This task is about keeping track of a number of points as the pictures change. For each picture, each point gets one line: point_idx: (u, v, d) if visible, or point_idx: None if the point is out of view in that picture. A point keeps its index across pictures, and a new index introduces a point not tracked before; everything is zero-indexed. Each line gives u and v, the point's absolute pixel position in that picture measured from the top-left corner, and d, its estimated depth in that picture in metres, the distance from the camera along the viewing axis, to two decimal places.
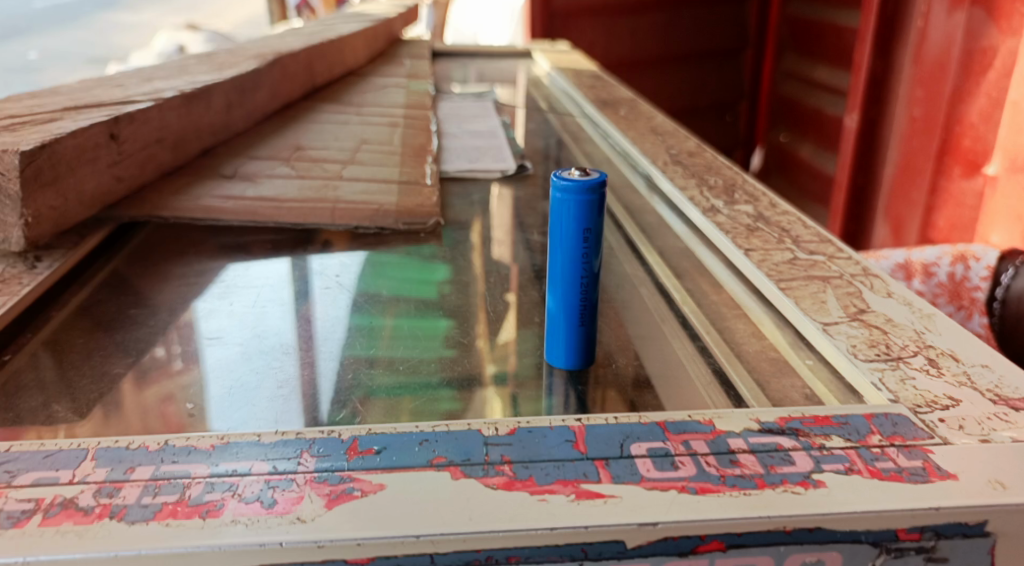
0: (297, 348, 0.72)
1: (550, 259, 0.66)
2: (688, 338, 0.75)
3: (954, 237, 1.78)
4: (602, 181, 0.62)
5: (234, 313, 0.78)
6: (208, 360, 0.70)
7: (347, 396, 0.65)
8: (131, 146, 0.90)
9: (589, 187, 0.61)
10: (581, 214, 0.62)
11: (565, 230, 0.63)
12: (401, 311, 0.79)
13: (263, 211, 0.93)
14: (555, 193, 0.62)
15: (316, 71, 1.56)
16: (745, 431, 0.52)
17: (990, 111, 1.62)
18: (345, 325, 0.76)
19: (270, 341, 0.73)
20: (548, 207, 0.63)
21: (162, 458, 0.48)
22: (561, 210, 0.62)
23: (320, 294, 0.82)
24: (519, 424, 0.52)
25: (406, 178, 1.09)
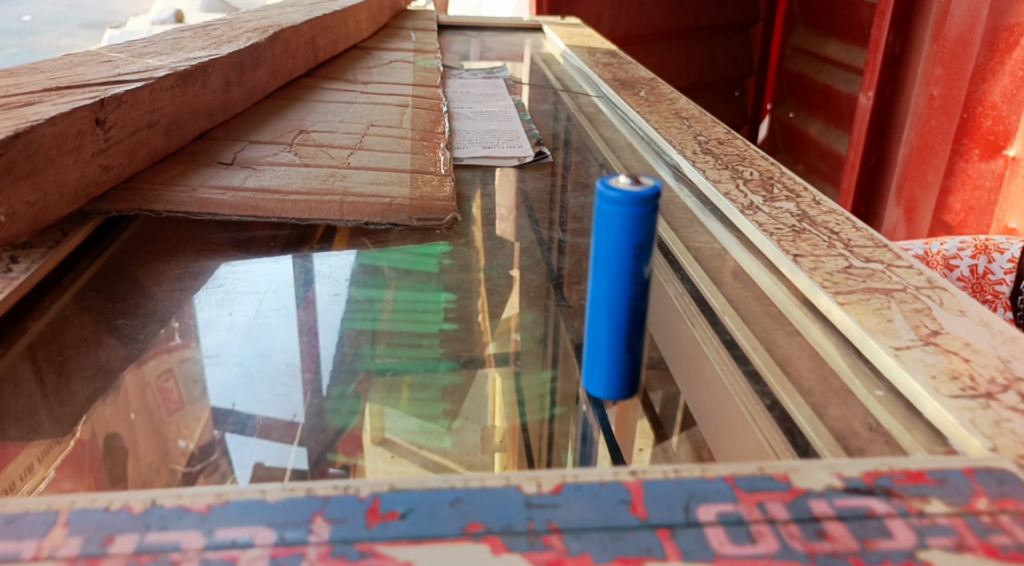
0: (301, 369, 0.65)
1: (591, 277, 0.59)
2: (736, 362, 0.67)
3: (970, 221, 1.70)
4: (658, 192, 0.54)
5: (232, 325, 0.70)
6: (205, 375, 0.64)
7: (348, 372, 0.66)
8: (119, 131, 0.81)
9: (644, 198, 0.54)
10: (633, 230, 0.55)
11: (612, 246, 0.56)
12: (403, 281, 0.79)
13: (265, 204, 0.85)
14: (603, 204, 0.55)
15: (319, 45, 1.46)
16: (828, 490, 0.45)
17: (1014, 91, 1.53)
18: (350, 339, 0.70)
19: (274, 359, 0.67)
20: (593, 220, 0.56)
21: (148, 523, 0.41)
22: (608, 224, 0.55)
23: (326, 302, 0.74)
24: (565, 479, 0.45)
25: (418, 166, 1.01)
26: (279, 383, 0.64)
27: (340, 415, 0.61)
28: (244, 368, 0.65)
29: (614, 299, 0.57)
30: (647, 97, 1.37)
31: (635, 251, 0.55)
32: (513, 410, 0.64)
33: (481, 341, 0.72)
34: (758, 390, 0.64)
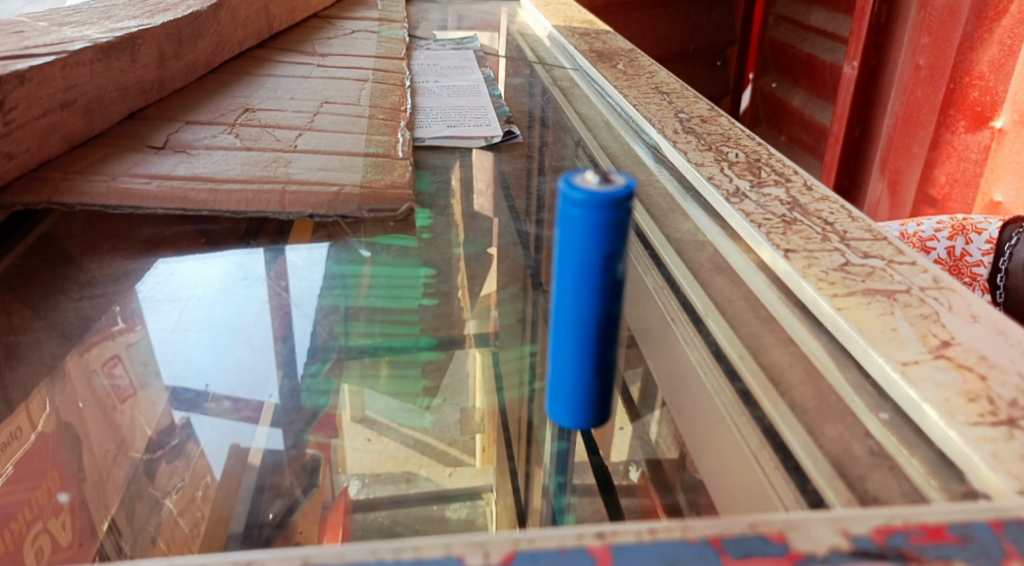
0: (266, 361, 0.63)
1: (554, 288, 0.51)
2: (725, 378, 0.59)
3: (954, 194, 1.63)
4: (631, 193, 0.46)
5: (182, 322, 0.65)
6: (167, 350, 0.63)
7: (322, 358, 0.64)
8: (22, 113, 0.72)
9: (614, 201, 0.46)
10: (602, 237, 0.47)
11: (577, 256, 0.48)
12: (379, 256, 0.75)
13: (195, 195, 0.76)
14: (566, 207, 0.47)
15: (274, 14, 1.36)
16: (832, 554, 0.38)
17: (1002, 61, 1.45)
18: (315, 336, 0.66)
19: (232, 362, 0.63)
20: (557, 224, 0.48)
21: None
22: (573, 231, 0.47)
23: (293, 289, 0.70)
24: (518, 547, 0.37)
25: (373, 148, 0.92)
26: (243, 390, 0.61)
27: (319, 394, 0.62)
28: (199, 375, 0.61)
29: (581, 315, 0.50)
30: (626, 70, 1.28)
31: (606, 260, 0.47)
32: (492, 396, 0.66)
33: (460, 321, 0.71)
34: (750, 413, 0.56)
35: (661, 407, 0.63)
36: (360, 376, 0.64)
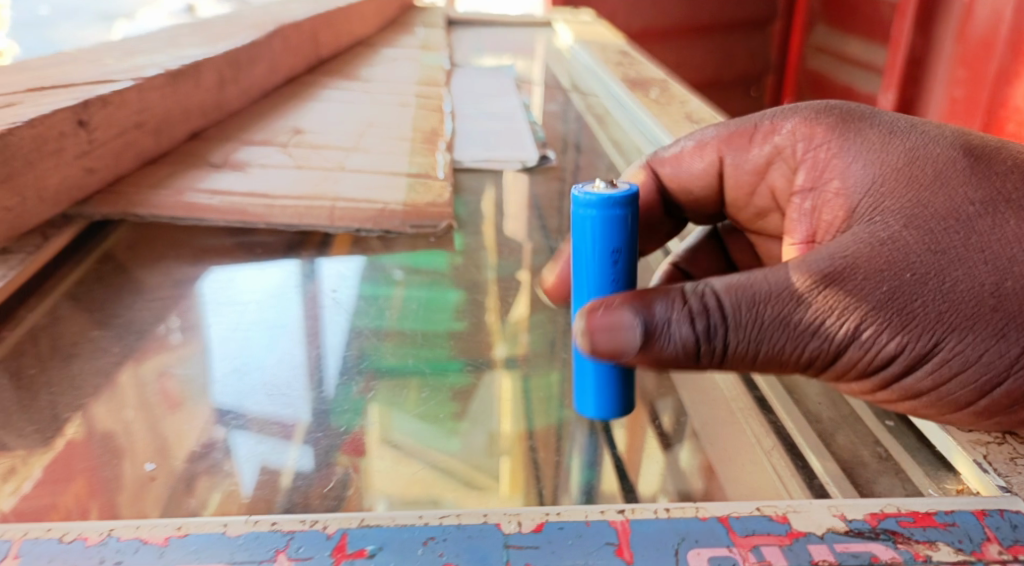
0: (304, 370, 0.65)
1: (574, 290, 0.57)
2: (743, 386, 0.64)
3: None
4: (634, 198, 0.52)
5: (226, 332, 0.70)
6: (210, 362, 0.66)
7: (355, 375, 0.66)
8: (104, 133, 0.79)
9: (619, 205, 0.52)
10: (609, 240, 0.53)
11: (589, 254, 0.54)
12: (411, 279, 0.79)
13: (253, 209, 0.83)
14: (577, 213, 0.53)
15: (322, 42, 1.43)
16: (829, 533, 0.42)
17: None
18: (346, 357, 0.68)
19: (266, 368, 0.66)
20: (570, 227, 0.54)
21: (102, 558, 0.40)
22: (585, 230, 0.53)
23: (329, 306, 0.74)
24: (548, 518, 0.42)
25: (416, 170, 0.98)
26: (272, 391, 0.63)
27: (346, 417, 0.61)
28: (234, 375, 0.64)
29: None
30: (658, 99, 1.34)
31: (615, 256, 0.53)
32: (522, 416, 0.62)
33: (486, 348, 0.70)
34: (764, 418, 0.60)
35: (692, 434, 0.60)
36: (390, 398, 0.63)
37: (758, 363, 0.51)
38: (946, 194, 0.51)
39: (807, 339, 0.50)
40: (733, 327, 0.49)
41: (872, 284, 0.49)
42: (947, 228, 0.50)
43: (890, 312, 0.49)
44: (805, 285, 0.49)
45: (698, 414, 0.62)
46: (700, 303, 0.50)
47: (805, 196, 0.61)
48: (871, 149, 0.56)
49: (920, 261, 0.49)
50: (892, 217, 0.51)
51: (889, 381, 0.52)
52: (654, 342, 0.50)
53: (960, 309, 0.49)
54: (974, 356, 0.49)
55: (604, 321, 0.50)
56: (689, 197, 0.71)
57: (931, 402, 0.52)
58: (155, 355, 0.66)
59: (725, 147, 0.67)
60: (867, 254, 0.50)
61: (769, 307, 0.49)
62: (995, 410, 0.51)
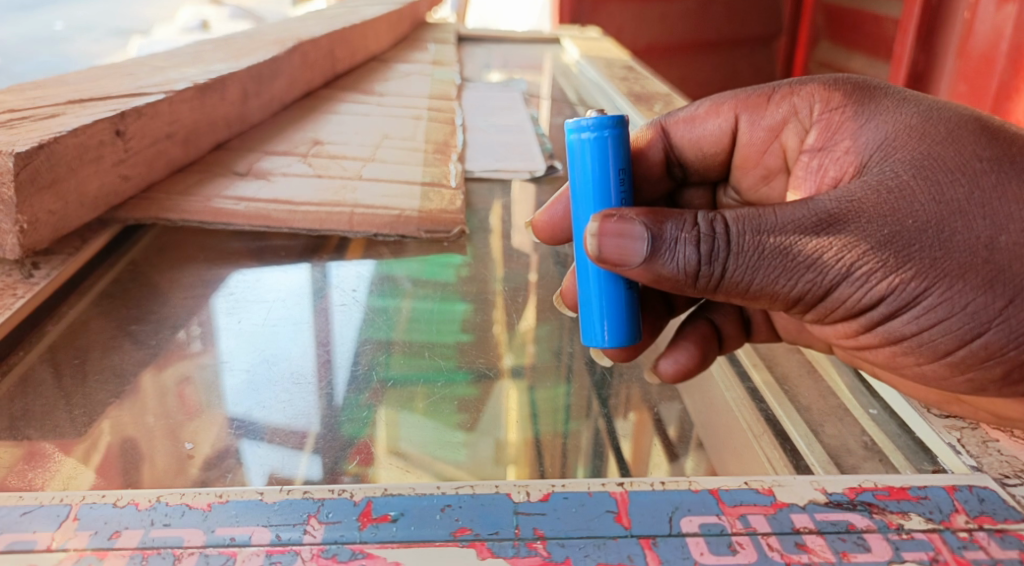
0: (311, 378, 0.67)
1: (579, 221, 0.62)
2: (737, 379, 0.70)
3: None
4: (623, 119, 0.60)
5: (243, 334, 0.73)
6: (220, 378, 0.67)
7: (365, 383, 0.67)
8: (138, 142, 0.85)
9: (612, 120, 0.59)
10: (608, 152, 0.59)
11: (598, 175, 0.60)
12: (416, 291, 0.81)
13: (276, 215, 0.88)
14: (574, 134, 0.60)
15: (338, 58, 1.49)
16: (811, 504, 0.47)
17: None
18: (352, 363, 0.69)
19: (280, 369, 0.68)
20: (572, 156, 0.60)
21: (152, 519, 0.45)
22: (590, 153, 0.59)
23: (337, 314, 0.76)
24: (554, 489, 0.47)
25: (429, 179, 1.03)
26: (283, 392, 0.66)
27: (355, 425, 0.62)
28: (248, 375, 0.67)
29: None
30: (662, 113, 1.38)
31: (620, 172, 0.60)
32: (528, 425, 0.63)
33: (496, 354, 0.72)
34: (756, 406, 0.65)
35: (695, 444, 0.63)
36: (399, 403, 0.65)
37: (750, 291, 0.55)
38: (957, 149, 0.54)
39: (804, 272, 0.54)
40: (735, 253, 0.54)
41: (873, 226, 0.53)
42: (954, 180, 0.53)
43: (887, 254, 0.53)
44: (811, 223, 0.53)
45: (697, 408, 0.68)
46: (708, 227, 0.54)
47: (813, 154, 0.64)
48: (888, 109, 0.58)
49: (923, 209, 0.52)
50: (903, 167, 0.54)
51: (879, 320, 0.56)
52: (660, 257, 0.55)
53: (954, 257, 0.52)
54: (959, 304, 0.53)
55: (615, 228, 0.55)
56: (700, 154, 0.74)
57: (911, 346, 0.57)
58: (188, 348, 0.71)
59: (741, 106, 0.70)
60: (872, 199, 0.53)
61: (773, 239, 0.53)
62: (972, 361, 0.55)
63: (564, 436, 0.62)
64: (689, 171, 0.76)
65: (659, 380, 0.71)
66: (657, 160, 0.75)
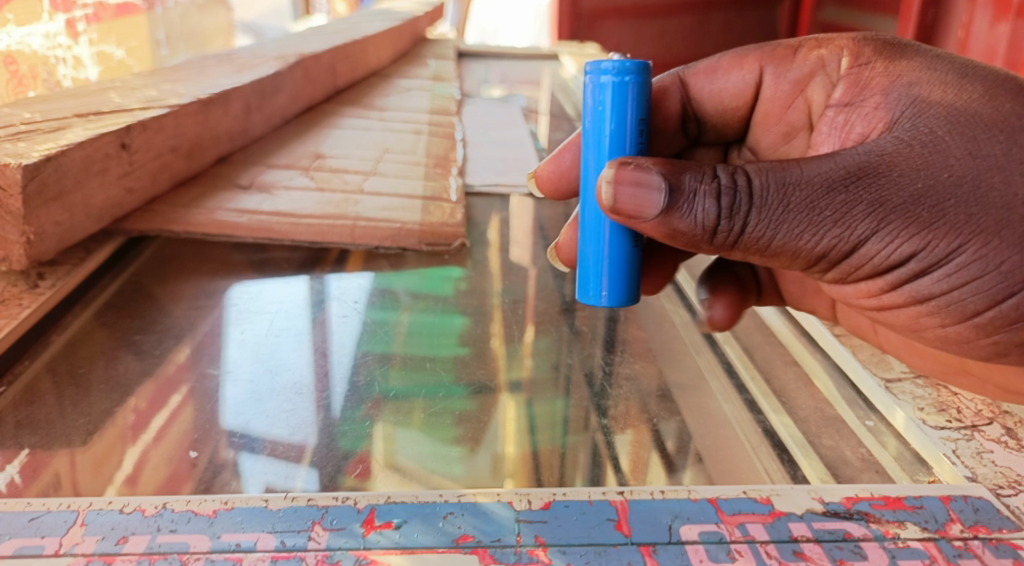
0: (312, 388, 0.68)
1: (592, 171, 0.64)
2: (734, 389, 0.69)
3: None
4: (646, 65, 0.61)
5: (245, 344, 0.73)
6: (221, 392, 0.67)
7: (363, 395, 0.67)
8: (143, 155, 0.86)
9: (633, 65, 0.61)
10: (627, 100, 0.61)
11: (619, 123, 0.62)
12: (415, 304, 0.82)
13: (278, 227, 0.89)
14: (593, 76, 0.62)
15: (339, 72, 1.50)
16: (809, 513, 0.47)
17: None
18: (349, 378, 0.70)
19: (281, 379, 0.69)
20: (594, 99, 0.62)
21: (158, 526, 0.46)
22: (614, 99, 0.61)
23: (336, 325, 0.77)
24: (555, 497, 0.48)
25: (430, 193, 1.04)
26: (286, 401, 0.66)
27: (352, 439, 0.62)
28: (251, 386, 0.68)
29: None
30: None
31: (641, 122, 0.62)
32: (525, 438, 0.63)
33: (496, 367, 0.72)
34: (753, 417, 0.66)
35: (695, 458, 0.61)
36: (394, 416, 0.65)
37: (770, 246, 0.57)
38: (992, 106, 0.56)
39: (833, 227, 0.56)
40: (757, 206, 0.56)
41: (905, 180, 0.55)
42: (990, 137, 0.55)
43: (920, 209, 0.55)
44: (842, 176, 0.55)
45: (696, 421, 0.65)
46: (730, 179, 0.56)
47: (838, 109, 0.65)
48: (920, 65, 0.60)
49: (959, 165, 0.55)
50: (937, 123, 0.56)
51: (905, 279, 0.59)
52: (676, 211, 0.57)
53: (989, 214, 0.54)
54: (993, 262, 0.55)
55: (632, 175, 0.58)
56: (719, 108, 0.76)
57: (939, 306, 0.59)
58: (191, 358, 0.71)
59: (767, 58, 0.72)
60: (906, 152, 0.55)
61: (799, 191, 0.55)
62: (999, 324, 0.58)
63: (564, 450, 0.62)
64: (705, 127, 0.78)
65: (658, 394, 0.68)
66: (673, 111, 0.76)
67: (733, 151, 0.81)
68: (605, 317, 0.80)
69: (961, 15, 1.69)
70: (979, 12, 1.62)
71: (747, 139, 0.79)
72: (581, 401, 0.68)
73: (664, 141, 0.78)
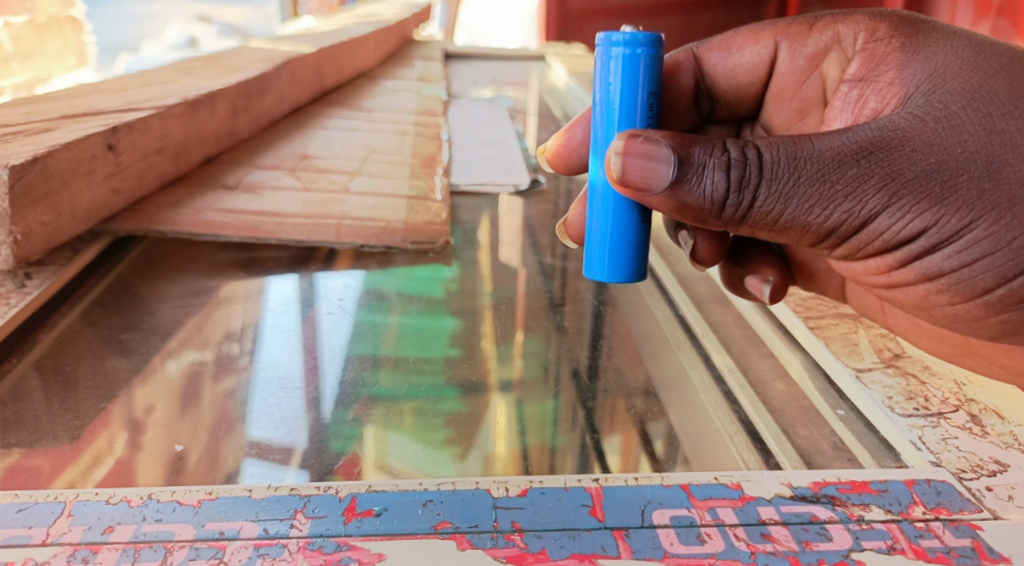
0: (298, 384, 0.69)
1: (601, 143, 0.65)
2: (712, 381, 0.71)
3: None
4: (657, 38, 0.62)
5: (234, 341, 0.75)
6: (209, 388, 0.68)
7: (352, 398, 0.68)
8: (129, 156, 0.87)
9: (645, 39, 0.62)
10: (638, 72, 0.62)
11: (627, 96, 0.63)
12: (401, 305, 0.83)
13: (265, 227, 0.90)
14: (604, 49, 0.63)
15: (326, 73, 1.51)
16: (777, 497, 0.50)
17: None
18: (340, 375, 0.71)
19: (268, 374, 0.71)
20: (606, 69, 0.63)
21: (144, 515, 0.47)
22: (624, 71, 0.62)
23: (324, 321, 0.79)
24: (531, 485, 0.50)
25: (416, 192, 1.05)
26: (272, 396, 0.68)
27: (342, 440, 0.63)
28: (239, 381, 0.69)
29: None
30: None
31: (650, 95, 0.63)
32: (511, 434, 0.64)
33: (482, 368, 0.73)
34: (730, 407, 0.67)
35: (671, 446, 0.63)
36: (385, 421, 0.65)
37: (780, 221, 0.59)
38: (1007, 83, 0.57)
39: (844, 202, 0.58)
40: (767, 180, 0.57)
41: (918, 155, 0.56)
42: (1006, 113, 0.56)
43: (932, 183, 0.56)
44: (855, 151, 0.56)
45: (681, 422, 0.66)
46: (740, 153, 0.57)
47: (852, 84, 0.67)
48: (937, 42, 0.61)
49: (973, 140, 0.56)
50: (953, 99, 0.58)
51: (916, 256, 0.61)
52: (684, 185, 0.59)
53: (1001, 191, 0.56)
54: (1003, 239, 0.57)
55: (641, 148, 0.58)
56: (734, 83, 0.78)
57: (948, 284, 0.62)
58: (178, 355, 0.72)
59: (782, 33, 0.74)
60: (920, 127, 0.57)
61: (811, 165, 0.57)
62: (1008, 303, 0.61)
63: (552, 452, 0.62)
64: (718, 103, 0.81)
65: (642, 391, 0.70)
66: (686, 87, 0.78)
67: (744, 127, 0.84)
68: (591, 314, 0.82)
69: (942, 15, 1.72)
70: (960, 13, 1.65)
71: (759, 116, 0.81)
72: (562, 394, 0.69)
73: (676, 118, 0.80)
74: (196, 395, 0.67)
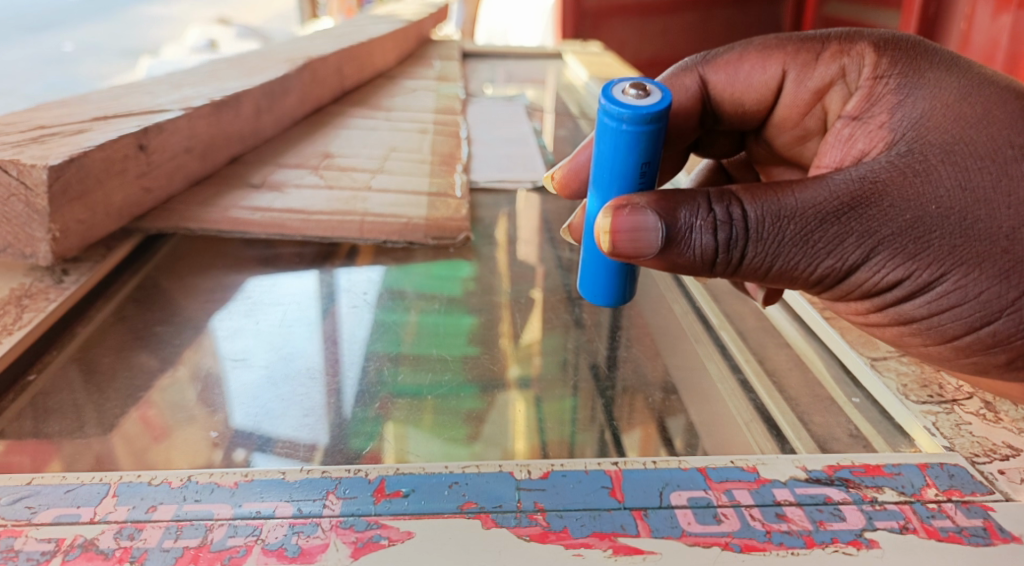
0: (323, 373, 0.72)
1: (593, 187, 0.65)
2: (727, 369, 0.73)
3: None
4: (661, 111, 0.59)
5: (261, 333, 0.77)
6: (239, 381, 0.71)
7: (373, 393, 0.70)
8: (159, 156, 0.90)
9: (648, 114, 0.59)
10: (634, 144, 0.61)
11: (620, 162, 0.62)
12: (421, 302, 0.84)
13: (291, 224, 0.92)
14: (607, 116, 0.60)
15: (346, 74, 1.53)
16: (792, 480, 0.52)
17: None
18: (363, 368, 0.73)
19: (295, 365, 0.73)
20: (604, 133, 0.61)
21: (184, 495, 0.50)
22: (619, 140, 0.61)
23: (347, 316, 0.81)
24: (553, 468, 0.52)
25: (436, 189, 1.07)
26: (299, 386, 0.71)
27: (360, 437, 0.65)
28: (265, 372, 0.71)
29: None
30: None
31: (643, 165, 0.62)
32: (530, 424, 0.66)
33: (502, 362, 0.75)
34: (745, 395, 0.69)
35: (687, 431, 0.65)
36: (404, 414, 0.68)
37: (767, 275, 0.60)
38: (987, 134, 0.59)
39: (825, 257, 0.59)
40: (753, 239, 0.58)
41: (895, 213, 0.57)
42: (982, 167, 0.58)
43: (907, 240, 0.58)
44: (835, 209, 0.57)
45: (696, 410, 0.67)
46: (725, 214, 0.58)
47: (846, 122, 0.66)
48: (928, 84, 0.62)
49: (948, 196, 0.57)
50: (933, 151, 0.59)
51: (891, 304, 0.62)
52: (674, 250, 0.59)
53: (972, 246, 0.57)
54: (972, 292, 0.58)
55: (628, 223, 0.59)
56: (740, 110, 0.77)
57: (920, 328, 0.62)
58: (209, 347, 0.75)
59: (790, 61, 0.72)
60: (899, 181, 0.58)
61: (793, 224, 0.58)
62: (977, 348, 0.61)
63: (567, 445, 0.64)
64: (722, 120, 0.79)
65: (659, 382, 0.71)
66: (692, 108, 0.76)
67: (749, 140, 0.84)
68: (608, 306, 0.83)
69: (962, 7, 1.71)
70: (981, 4, 1.63)
71: (762, 132, 0.80)
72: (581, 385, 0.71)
73: (682, 137, 0.79)
74: (227, 386, 0.70)
